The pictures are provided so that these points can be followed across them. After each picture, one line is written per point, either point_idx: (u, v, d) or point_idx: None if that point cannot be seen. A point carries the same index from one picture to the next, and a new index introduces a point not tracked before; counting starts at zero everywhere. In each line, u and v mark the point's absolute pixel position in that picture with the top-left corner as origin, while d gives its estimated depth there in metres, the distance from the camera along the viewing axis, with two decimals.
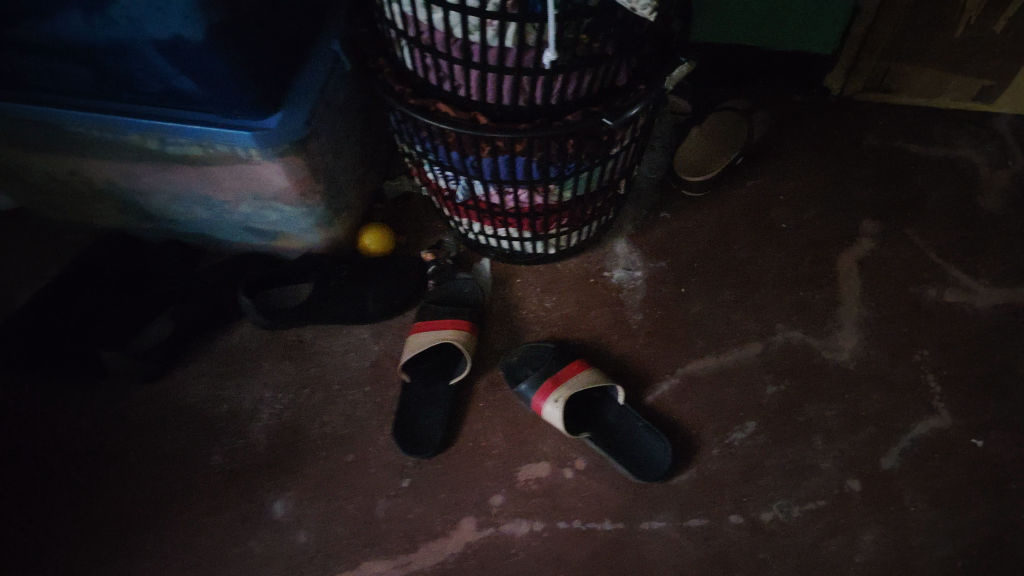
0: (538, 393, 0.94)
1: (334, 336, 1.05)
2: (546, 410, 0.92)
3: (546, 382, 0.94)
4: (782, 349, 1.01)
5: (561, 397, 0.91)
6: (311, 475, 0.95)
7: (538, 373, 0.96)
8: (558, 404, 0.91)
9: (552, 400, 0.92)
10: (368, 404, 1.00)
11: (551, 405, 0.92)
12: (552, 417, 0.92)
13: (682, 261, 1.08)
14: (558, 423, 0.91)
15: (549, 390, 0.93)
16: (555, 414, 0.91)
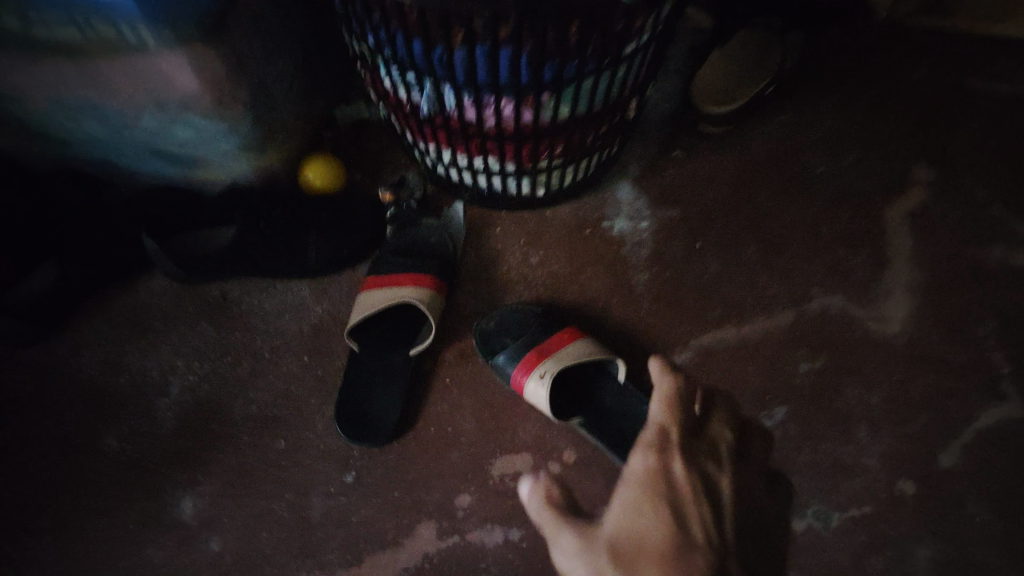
0: (519, 368, 0.75)
1: (264, 291, 0.84)
2: (528, 388, 0.73)
3: (529, 354, 0.75)
4: (817, 318, 0.82)
5: (548, 371, 0.72)
6: (229, 466, 0.76)
7: (520, 344, 0.77)
8: (545, 381, 0.72)
9: (536, 376, 0.73)
10: (306, 380, 0.79)
11: (535, 382, 0.72)
12: (537, 397, 0.72)
13: (697, 209, 0.88)
14: (543, 404, 0.72)
15: (534, 363, 0.74)
16: (540, 393, 0.72)
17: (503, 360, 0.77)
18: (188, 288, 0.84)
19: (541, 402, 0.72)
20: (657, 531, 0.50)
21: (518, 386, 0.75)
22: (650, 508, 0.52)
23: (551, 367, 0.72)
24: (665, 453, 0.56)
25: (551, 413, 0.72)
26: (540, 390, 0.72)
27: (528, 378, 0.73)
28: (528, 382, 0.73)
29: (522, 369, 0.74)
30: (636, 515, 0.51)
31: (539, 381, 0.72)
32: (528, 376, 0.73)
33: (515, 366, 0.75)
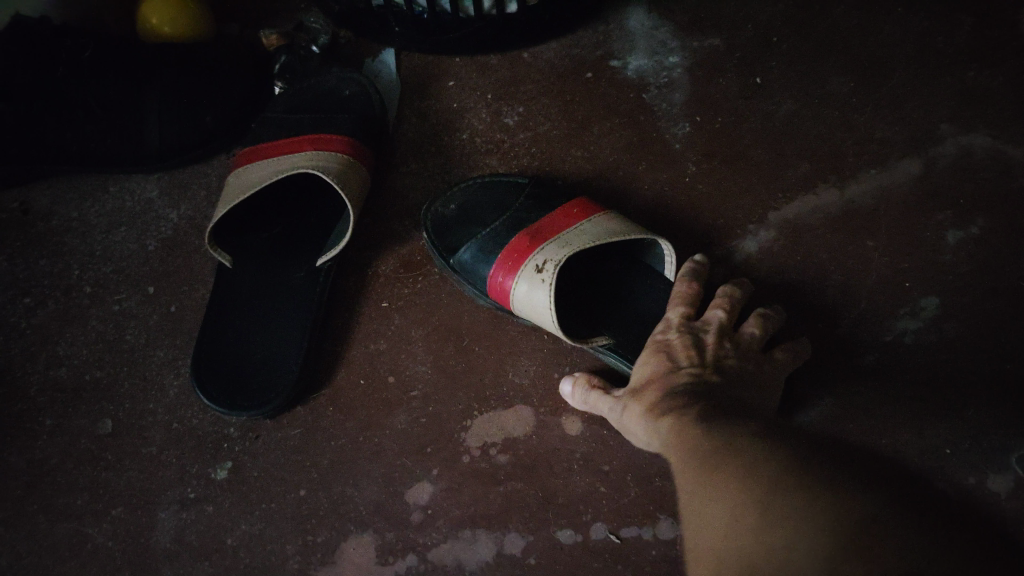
0: (500, 266, 0.44)
1: (88, 196, 0.53)
2: (516, 295, 0.43)
3: (514, 242, 0.45)
4: (956, 167, 0.53)
5: (552, 262, 0.42)
6: (22, 469, 0.45)
7: (497, 229, 0.46)
8: (547, 278, 0.42)
9: (532, 273, 0.43)
10: (149, 322, 0.48)
11: (531, 284, 0.42)
12: (535, 309, 0.42)
13: (750, 33, 0.58)
14: (547, 320, 0.42)
15: (525, 253, 0.44)
16: (540, 300, 0.42)
17: (471, 257, 0.46)
18: None
19: (542, 316, 0.42)
20: (654, 366, 0.39)
21: (499, 297, 0.45)
22: (648, 355, 0.40)
23: (556, 255, 0.43)
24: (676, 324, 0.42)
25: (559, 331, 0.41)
26: (540, 295, 0.42)
27: (517, 279, 0.43)
28: (516, 285, 0.43)
29: (504, 267, 0.44)
30: (645, 362, 0.40)
31: (539, 281, 0.42)
32: (516, 276, 0.43)
33: (491, 265, 0.45)
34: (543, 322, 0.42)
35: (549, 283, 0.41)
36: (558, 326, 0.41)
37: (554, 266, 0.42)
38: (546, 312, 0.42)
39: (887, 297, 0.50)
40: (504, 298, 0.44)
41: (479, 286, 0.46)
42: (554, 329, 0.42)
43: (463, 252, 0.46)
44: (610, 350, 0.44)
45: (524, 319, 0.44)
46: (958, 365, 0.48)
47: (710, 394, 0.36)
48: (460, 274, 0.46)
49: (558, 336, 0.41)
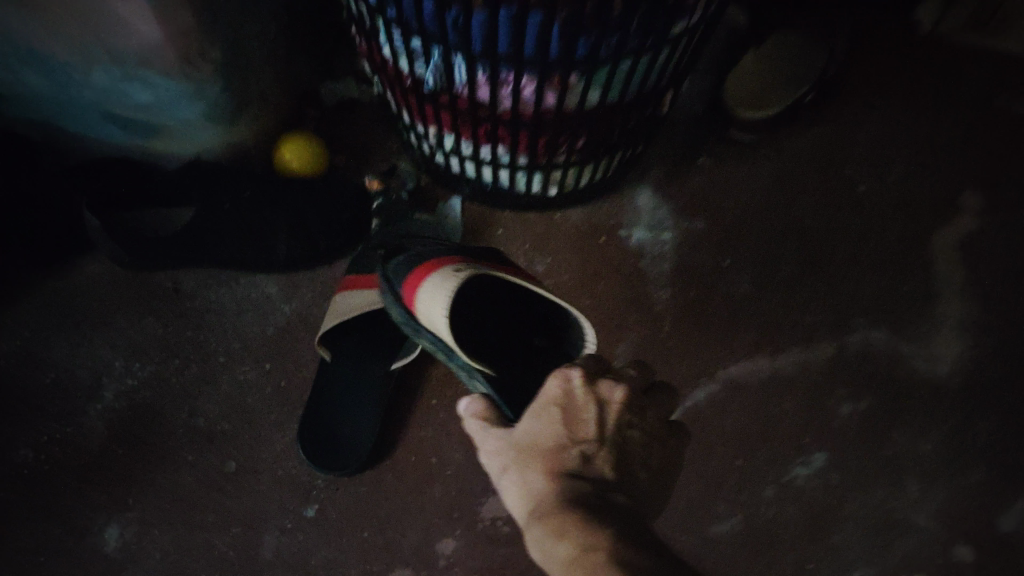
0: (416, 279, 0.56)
1: (223, 286, 0.71)
2: (422, 290, 0.54)
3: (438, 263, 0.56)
4: (859, 353, 0.72)
5: (461, 275, 0.52)
6: (168, 490, 0.63)
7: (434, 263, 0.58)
8: (455, 283, 0.51)
9: (439, 277, 0.53)
10: (265, 391, 0.67)
11: (439, 282, 0.52)
12: (433, 300, 0.52)
13: (726, 224, 0.78)
14: (439, 314, 0.51)
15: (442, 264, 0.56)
16: (441, 294, 0.52)
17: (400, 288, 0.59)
18: (130, 276, 0.71)
19: (436, 311, 0.52)
20: (553, 426, 0.40)
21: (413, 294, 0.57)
22: (550, 412, 0.40)
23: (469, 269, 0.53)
24: (593, 391, 0.40)
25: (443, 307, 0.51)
26: (442, 293, 0.51)
27: (430, 280, 0.54)
28: (425, 284, 0.54)
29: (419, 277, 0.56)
30: (546, 418, 0.40)
31: (445, 284, 0.52)
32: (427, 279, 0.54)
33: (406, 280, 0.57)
34: (435, 313, 0.52)
35: (452, 285, 0.51)
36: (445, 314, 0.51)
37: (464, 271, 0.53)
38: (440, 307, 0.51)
39: (795, 442, 0.69)
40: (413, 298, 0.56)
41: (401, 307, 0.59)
42: (442, 322, 0.52)
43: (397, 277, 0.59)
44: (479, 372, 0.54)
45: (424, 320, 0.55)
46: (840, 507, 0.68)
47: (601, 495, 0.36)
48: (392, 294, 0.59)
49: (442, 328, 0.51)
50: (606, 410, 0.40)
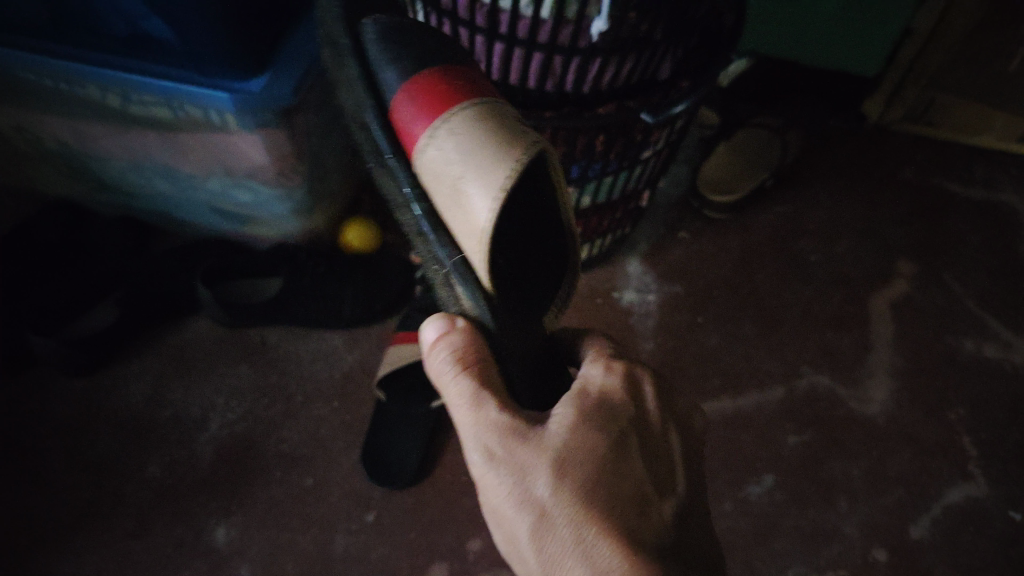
0: (446, 98, 0.49)
1: (301, 340, 0.92)
2: (456, 114, 0.48)
3: (479, 84, 0.50)
4: (806, 395, 0.89)
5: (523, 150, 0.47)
6: (262, 500, 0.82)
7: (474, 104, 0.48)
8: (521, 159, 0.47)
9: (494, 131, 0.47)
10: (335, 423, 0.86)
11: (494, 122, 0.47)
12: (484, 155, 0.46)
13: (698, 288, 0.96)
14: (485, 176, 0.46)
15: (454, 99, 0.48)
16: (501, 157, 0.46)
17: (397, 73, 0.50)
18: (231, 332, 0.92)
19: (485, 172, 0.46)
20: (603, 449, 0.43)
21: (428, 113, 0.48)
22: (600, 436, 0.43)
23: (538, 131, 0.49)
24: (625, 408, 0.45)
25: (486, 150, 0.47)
26: (503, 157, 0.46)
27: (483, 119, 0.47)
28: (468, 111, 0.48)
29: (450, 97, 0.48)
30: (597, 444, 0.43)
31: (513, 149, 0.47)
32: (475, 111, 0.48)
33: (423, 80, 0.49)
34: (477, 170, 0.46)
35: (517, 158, 0.47)
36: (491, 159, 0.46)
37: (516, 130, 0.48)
38: (489, 171, 0.46)
39: (754, 464, 0.85)
40: (433, 113, 0.48)
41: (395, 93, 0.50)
42: (480, 184, 0.46)
43: (412, 76, 0.49)
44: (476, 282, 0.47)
45: (429, 147, 0.48)
46: (791, 520, 0.82)
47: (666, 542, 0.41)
48: (393, 97, 0.50)
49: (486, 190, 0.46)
50: (638, 418, 0.46)
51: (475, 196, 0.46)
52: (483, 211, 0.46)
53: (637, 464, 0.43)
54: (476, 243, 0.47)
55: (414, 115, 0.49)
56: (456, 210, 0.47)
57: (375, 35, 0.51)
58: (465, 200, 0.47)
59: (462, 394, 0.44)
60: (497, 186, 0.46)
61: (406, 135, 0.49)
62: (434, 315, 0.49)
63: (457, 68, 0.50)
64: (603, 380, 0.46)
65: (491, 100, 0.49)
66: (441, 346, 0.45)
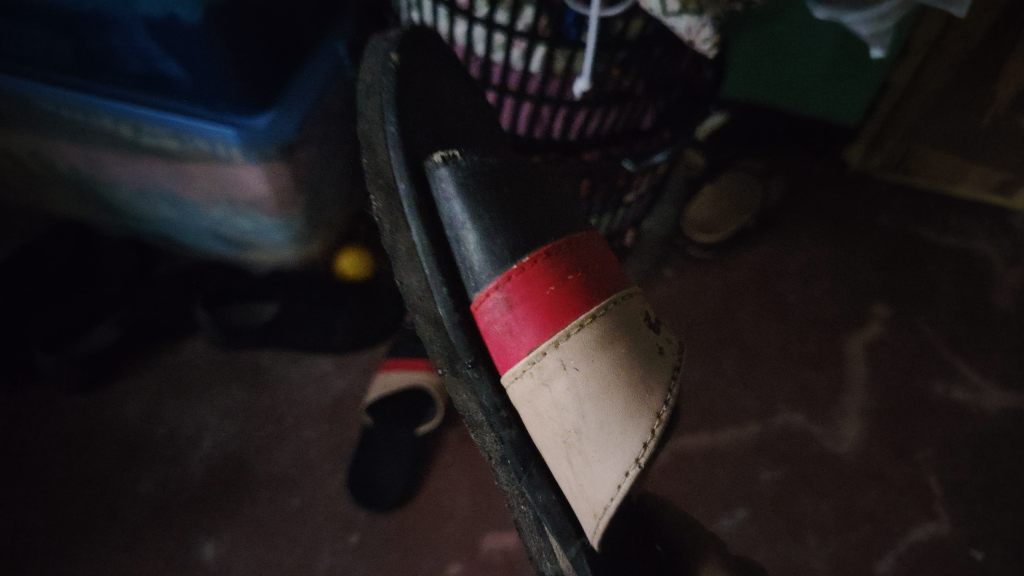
0: (557, 310, 0.47)
1: (293, 364, 0.95)
2: (575, 338, 0.47)
3: (593, 280, 0.49)
4: (780, 432, 0.93)
5: (644, 405, 0.48)
6: (250, 518, 0.84)
7: (596, 322, 0.48)
8: (659, 417, 0.48)
9: (616, 375, 0.48)
10: (323, 446, 0.89)
11: (624, 364, 0.48)
12: (616, 413, 0.48)
13: (679, 325, 1.00)
14: (618, 444, 0.48)
15: (561, 313, 0.47)
16: (633, 419, 0.48)
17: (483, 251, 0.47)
18: (226, 355, 0.95)
19: (617, 437, 0.48)
20: None
21: (532, 321, 0.47)
22: None
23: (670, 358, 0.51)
24: None
25: (605, 399, 0.48)
26: (638, 419, 0.48)
27: (611, 358, 0.48)
28: (590, 338, 0.47)
29: (555, 311, 0.47)
30: None
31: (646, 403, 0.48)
32: (598, 339, 0.48)
33: (526, 275, 0.47)
34: (595, 426, 0.48)
35: (643, 408, 0.48)
36: (609, 411, 0.48)
37: (632, 367, 0.48)
38: (619, 435, 0.48)
39: (727, 497, 0.88)
40: (542, 330, 0.47)
41: (487, 286, 0.47)
42: (598, 445, 0.48)
43: (508, 269, 0.47)
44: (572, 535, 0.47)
45: (535, 377, 0.47)
46: (760, 553, 0.85)
47: None
48: (479, 294, 0.47)
49: (605, 453, 0.48)
50: None
51: (601, 460, 0.48)
52: (608, 481, 0.48)
53: None
54: (592, 507, 0.48)
55: (518, 325, 0.47)
56: (568, 465, 0.48)
57: (463, 203, 0.47)
58: (583, 459, 0.48)
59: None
60: (631, 457, 0.48)
61: (499, 343, 0.47)
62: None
63: (565, 255, 0.49)
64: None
65: (620, 315, 0.49)
66: None
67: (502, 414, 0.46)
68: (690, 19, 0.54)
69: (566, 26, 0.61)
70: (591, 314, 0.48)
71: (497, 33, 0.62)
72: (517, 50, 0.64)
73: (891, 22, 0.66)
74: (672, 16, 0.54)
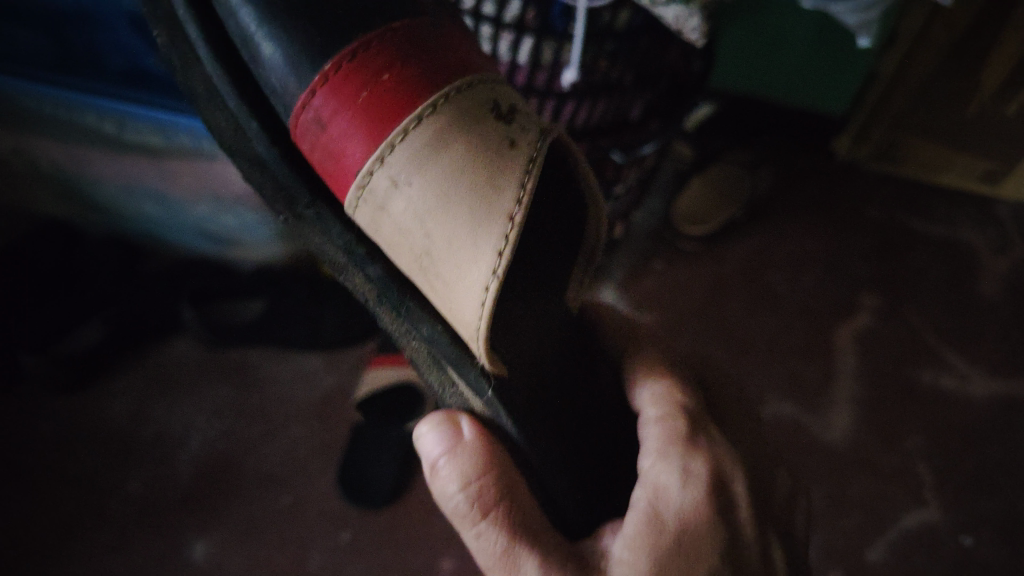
0: (377, 117, 0.43)
1: (280, 362, 0.94)
2: (399, 150, 0.43)
3: (421, 68, 0.43)
4: (770, 423, 0.93)
5: (498, 208, 0.44)
6: (239, 518, 0.84)
7: (424, 125, 0.43)
8: (513, 219, 0.44)
9: (457, 176, 0.44)
10: (313, 444, 0.88)
11: (462, 167, 0.44)
12: (460, 224, 0.44)
13: (669, 316, 1.00)
14: (470, 256, 0.44)
15: (389, 115, 0.43)
16: (482, 225, 0.44)
17: (284, 59, 0.42)
18: (213, 353, 0.94)
19: (470, 250, 0.44)
20: (681, 514, 0.44)
21: (355, 130, 0.43)
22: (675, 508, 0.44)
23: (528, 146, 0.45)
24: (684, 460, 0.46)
25: (451, 208, 0.44)
26: (489, 225, 0.44)
27: (448, 162, 0.43)
28: (417, 142, 0.43)
29: (377, 118, 0.43)
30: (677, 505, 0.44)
31: (496, 206, 0.44)
32: (428, 143, 0.43)
33: (340, 79, 0.43)
34: (448, 242, 0.44)
35: (503, 214, 0.44)
36: (457, 221, 0.44)
37: (477, 167, 0.44)
38: (473, 246, 0.44)
39: None
40: (368, 140, 0.43)
41: (299, 101, 0.43)
42: (458, 263, 0.44)
43: (317, 75, 0.43)
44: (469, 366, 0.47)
45: (372, 199, 0.44)
46: None
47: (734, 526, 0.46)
48: (294, 113, 0.44)
49: (468, 270, 0.44)
50: (686, 447, 0.47)
51: (457, 278, 0.44)
52: (471, 303, 0.44)
53: (720, 499, 0.46)
54: (465, 329, 0.46)
55: (342, 140, 0.44)
56: (432, 285, 0.46)
57: (250, 9, 0.42)
58: (443, 280, 0.45)
59: (493, 545, 0.43)
60: (488, 270, 0.43)
61: (330, 169, 0.45)
62: (435, 416, 0.47)
63: (391, 44, 0.43)
64: (681, 490, 0.44)
65: (454, 108, 0.44)
66: (443, 469, 0.44)
67: (359, 252, 0.47)
68: (678, 8, 0.54)
69: (554, 16, 0.61)
70: (421, 113, 0.43)
71: (484, 25, 0.62)
72: (504, 42, 0.63)
73: (875, 13, 0.68)
74: (660, 5, 0.55)
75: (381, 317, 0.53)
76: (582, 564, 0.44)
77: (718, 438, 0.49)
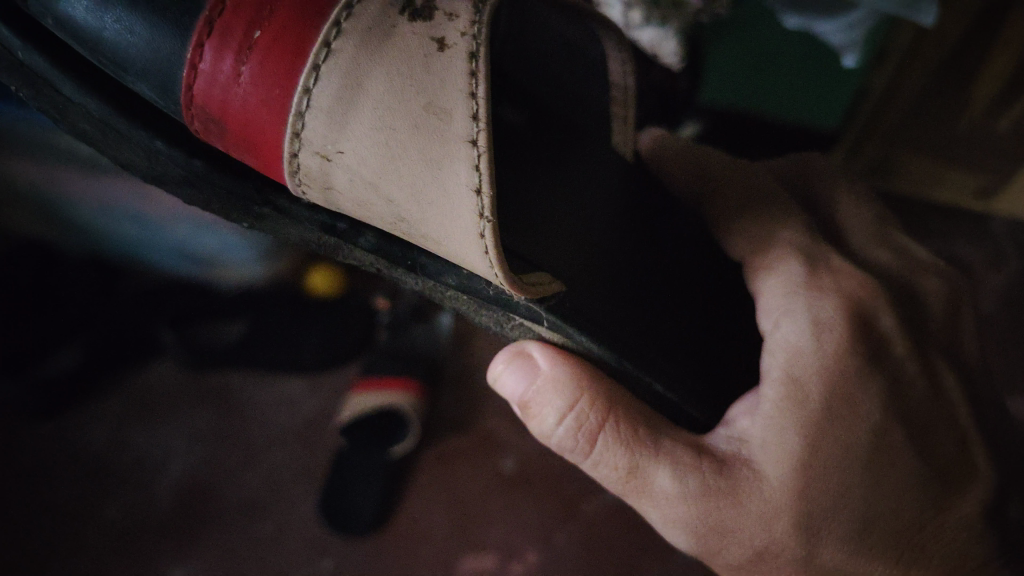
0: (270, 67, 0.39)
1: (261, 386, 0.91)
2: (311, 109, 0.39)
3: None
4: None
5: (458, 133, 0.39)
6: (220, 547, 0.82)
7: (325, 67, 0.39)
8: (477, 139, 0.38)
9: (393, 119, 0.39)
10: (295, 468, 0.87)
11: (390, 100, 0.39)
12: (422, 172, 0.40)
13: None
14: (450, 203, 0.40)
15: (282, 57, 0.39)
16: (448, 164, 0.39)
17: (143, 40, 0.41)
18: (196, 376, 0.92)
19: (443, 195, 0.40)
20: (823, 369, 0.46)
21: (258, 91, 0.39)
22: (816, 364, 0.46)
23: (463, 36, 0.39)
24: (814, 309, 0.48)
25: (405, 152, 0.39)
26: (453, 160, 0.39)
27: (372, 107, 0.39)
28: (327, 95, 0.39)
29: (269, 74, 0.39)
30: (818, 358, 0.46)
31: (454, 132, 0.39)
32: (338, 94, 0.39)
33: (217, 40, 0.40)
34: (417, 196, 0.40)
35: (466, 139, 0.39)
36: (416, 165, 0.40)
37: (410, 98, 0.39)
38: (447, 191, 0.39)
39: None
40: (280, 99, 0.39)
41: (186, 83, 0.41)
42: (433, 216, 0.41)
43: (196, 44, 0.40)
44: (520, 308, 0.46)
45: (315, 180, 0.41)
46: None
47: (877, 356, 0.48)
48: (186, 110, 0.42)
49: (453, 213, 0.40)
50: (814, 292, 0.48)
51: (445, 232, 0.41)
52: (471, 250, 0.40)
53: (861, 338, 0.48)
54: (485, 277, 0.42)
55: (249, 113, 0.40)
56: (425, 245, 0.43)
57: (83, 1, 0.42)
58: (429, 236, 0.42)
59: (615, 465, 0.47)
60: (474, 212, 0.39)
61: (249, 153, 0.42)
62: (507, 353, 0.50)
63: None
64: (814, 342, 0.47)
65: (356, 35, 0.39)
66: (540, 401, 0.48)
67: (338, 226, 0.46)
68: (653, 30, 0.67)
69: None
70: (317, 55, 0.39)
71: None
72: None
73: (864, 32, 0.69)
74: (637, 28, 0.67)
75: (403, 279, 0.50)
76: (712, 451, 0.47)
77: (840, 267, 0.51)
